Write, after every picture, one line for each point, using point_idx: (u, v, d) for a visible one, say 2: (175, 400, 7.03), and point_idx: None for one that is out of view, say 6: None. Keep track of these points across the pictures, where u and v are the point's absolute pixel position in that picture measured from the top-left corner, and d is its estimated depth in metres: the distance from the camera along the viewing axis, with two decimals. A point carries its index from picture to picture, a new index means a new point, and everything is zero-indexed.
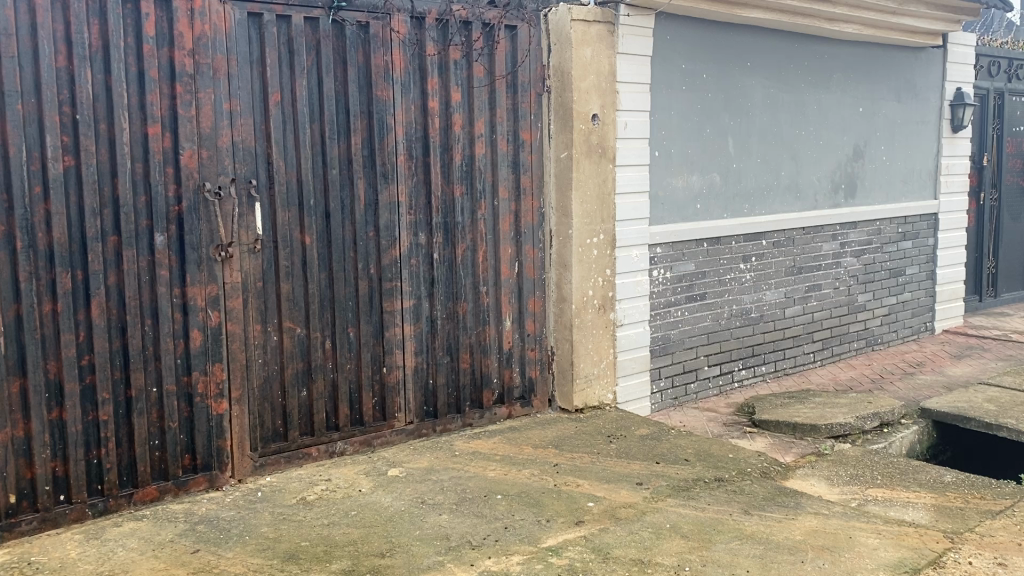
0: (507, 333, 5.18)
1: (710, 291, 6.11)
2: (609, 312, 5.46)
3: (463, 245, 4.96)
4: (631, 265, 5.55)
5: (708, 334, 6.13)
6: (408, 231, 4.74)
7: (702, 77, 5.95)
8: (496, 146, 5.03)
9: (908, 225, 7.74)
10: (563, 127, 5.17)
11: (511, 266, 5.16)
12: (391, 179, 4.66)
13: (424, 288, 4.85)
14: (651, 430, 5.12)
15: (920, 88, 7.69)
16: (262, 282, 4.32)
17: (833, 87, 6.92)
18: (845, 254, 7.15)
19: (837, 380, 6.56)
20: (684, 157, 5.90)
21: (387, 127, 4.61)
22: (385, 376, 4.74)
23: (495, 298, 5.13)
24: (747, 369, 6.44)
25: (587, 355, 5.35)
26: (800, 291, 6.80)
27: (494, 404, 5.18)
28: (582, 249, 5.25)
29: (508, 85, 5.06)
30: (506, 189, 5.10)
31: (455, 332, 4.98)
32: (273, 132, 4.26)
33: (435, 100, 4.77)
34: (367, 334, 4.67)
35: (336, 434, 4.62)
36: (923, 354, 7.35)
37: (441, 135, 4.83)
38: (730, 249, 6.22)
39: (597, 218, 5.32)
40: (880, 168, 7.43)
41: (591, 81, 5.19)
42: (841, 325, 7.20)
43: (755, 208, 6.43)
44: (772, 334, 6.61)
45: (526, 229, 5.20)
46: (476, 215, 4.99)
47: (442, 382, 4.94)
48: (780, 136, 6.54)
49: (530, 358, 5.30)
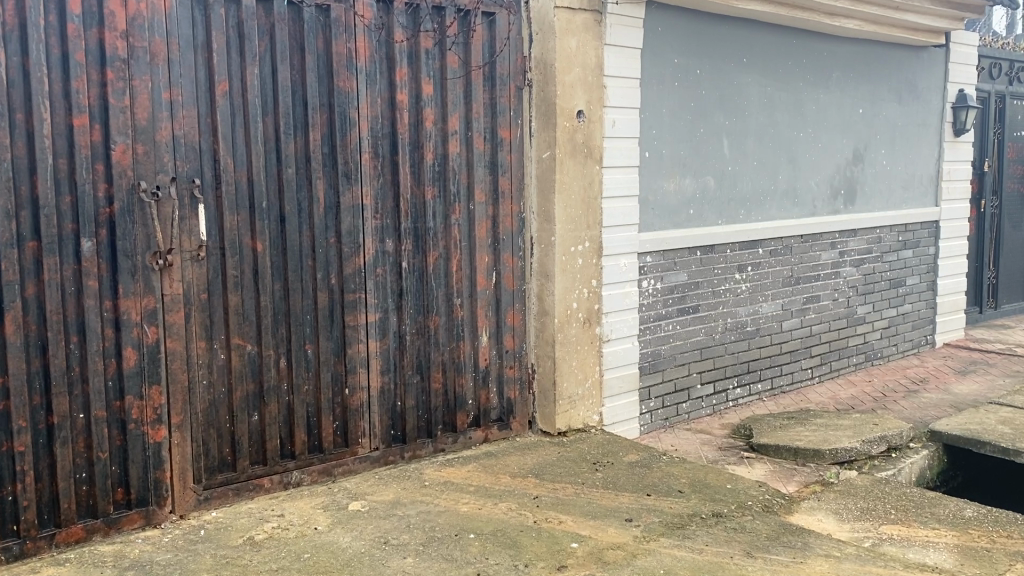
0: (483, 349, 4.72)
1: (703, 303, 5.69)
2: (595, 326, 5.02)
3: (435, 253, 4.51)
4: (619, 276, 5.13)
5: (701, 350, 5.70)
6: (374, 238, 4.29)
7: (695, 73, 5.54)
8: (472, 144, 4.59)
9: (908, 233, 7.35)
10: (546, 124, 4.74)
11: (488, 276, 4.71)
12: (356, 180, 4.21)
13: (391, 301, 4.39)
14: (641, 456, 4.68)
15: (921, 90, 7.31)
16: (207, 294, 3.85)
17: (833, 86, 6.53)
18: (844, 264, 6.75)
19: (837, 398, 6.15)
20: (676, 159, 5.48)
21: (351, 121, 4.16)
22: (348, 399, 4.28)
23: (470, 311, 4.67)
24: (742, 387, 6.02)
25: (571, 374, 4.91)
26: (798, 303, 6.39)
27: (468, 428, 4.72)
28: (565, 258, 4.82)
29: (485, 79, 4.62)
30: (483, 192, 4.65)
31: (426, 348, 4.52)
32: (219, 125, 3.80)
33: (405, 94, 4.33)
34: (327, 352, 4.21)
35: (292, 463, 4.15)
36: (926, 370, 6.95)
37: (411, 131, 4.38)
38: (724, 259, 5.80)
39: (581, 224, 4.88)
40: (881, 173, 7.04)
41: (576, 74, 4.76)
42: (840, 339, 6.79)
43: (751, 214, 6.02)
44: (768, 349, 6.19)
45: (505, 235, 4.75)
46: (450, 220, 4.54)
47: (411, 404, 4.48)
48: (777, 137, 6.14)
49: (508, 376, 4.84)
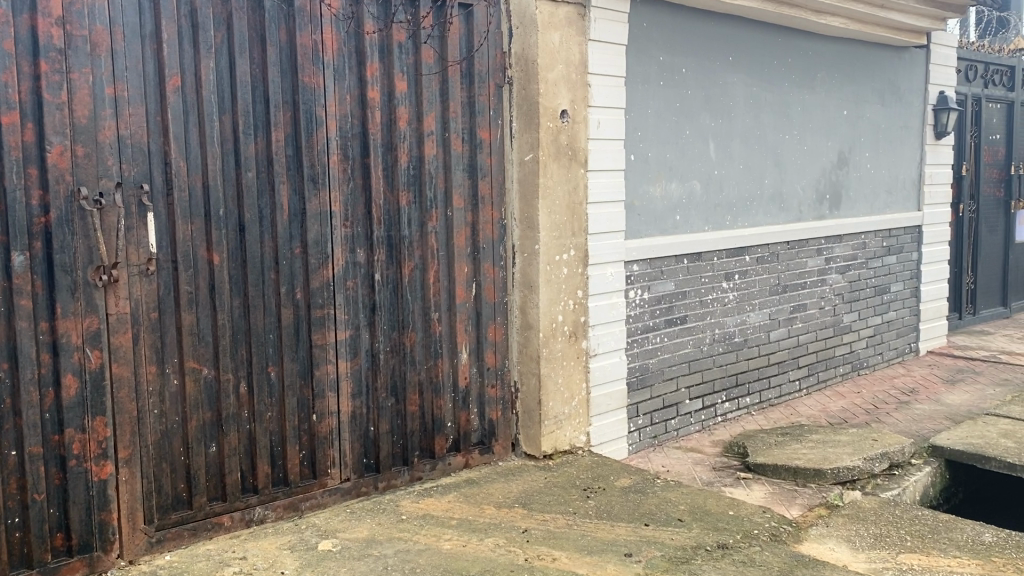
0: (463, 367, 4.37)
1: (691, 313, 5.39)
2: (581, 340, 4.69)
3: (410, 263, 4.14)
4: (605, 286, 4.81)
5: (689, 363, 5.40)
6: (343, 247, 3.92)
7: (681, 72, 5.25)
8: (450, 146, 4.24)
9: (893, 238, 7.16)
10: (528, 125, 4.41)
11: (468, 288, 4.37)
12: (323, 185, 3.83)
13: (363, 316, 4.01)
14: (634, 480, 4.36)
15: (903, 92, 7.13)
16: (157, 313, 3.44)
17: (817, 87, 6.30)
18: (830, 271, 6.52)
19: (828, 411, 5.90)
20: (662, 162, 5.18)
21: (318, 120, 3.79)
22: (316, 425, 3.90)
23: (448, 326, 4.32)
24: (731, 401, 5.74)
25: (557, 393, 4.57)
26: (785, 312, 6.13)
27: (447, 453, 4.36)
28: (550, 268, 4.48)
29: (462, 75, 4.27)
30: (461, 197, 4.30)
31: (401, 367, 4.15)
32: (170, 124, 3.40)
33: (377, 90, 3.97)
34: (292, 374, 3.83)
35: (254, 498, 3.76)
36: (914, 379, 6.75)
37: (384, 131, 4.01)
38: (712, 267, 5.52)
39: (566, 231, 4.56)
40: (865, 177, 6.83)
41: (560, 70, 4.44)
42: (827, 349, 6.56)
43: (737, 220, 5.75)
44: (756, 361, 5.92)
45: (485, 243, 4.41)
46: (426, 228, 4.18)
47: (385, 429, 4.11)
48: (763, 139, 5.88)
49: (490, 396, 4.49)
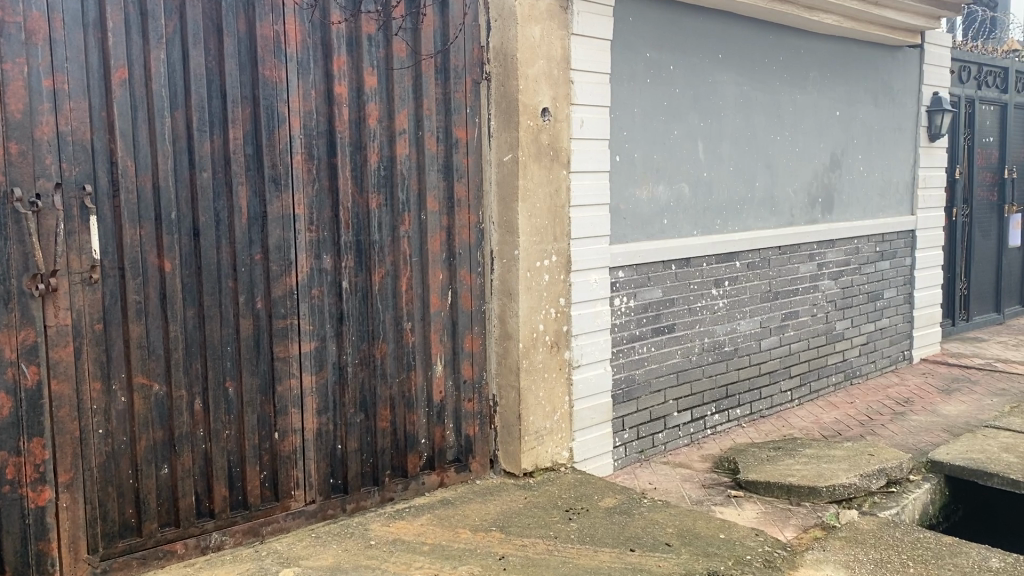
0: (438, 381, 4.11)
1: (679, 322, 5.15)
2: (563, 351, 4.45)
3: (381, 270, 3.88)
4: (589, 294, 4.57)
5: (677, 374, 5.16)
6: (308, 253, 3.66)
7: (668, 69, 5.02)
8: (423, 145, 3.98)
9: (886, 243, 6.95)
10: (507, 123, 4.16)
11: (443, 296, 4.11)
12: (286, 187, 3.57)
13: (329, 327, 3.75)
14: (620, 499, 4.11)
15: (897, 92, 6.93)
16: (102, 324, 3.17)
17: (809, 86, 6.08)
18: (822, 277, 6.30)
19: (821, 423, 5.68)
20: (649, 163, 4.95)
21: (280, 117, 3.53)
22: (278, 444, 3.64)
23: (422, 337, 4.06)
24: (720, 413, 5.51)
25: (538, 407, 4.32)
26: (776, 319, 5.90)
27: (421, 471, 4.09)
28: (530, 275, 4.23)
29: (437, 70, 4.01)
30: (436, 200, 4.05)
31: (371, 381, 3.89)
32: (116, 120, 3.13)
33: (345, 86, 3.70)
34: (252, 389, 3.56)
35: (211, 523, 3.48)
36: (908, 389, 6.54)
37: (352, 129, 3.75)
38: (701, 273, 5.28)
39: (548, 236, 4.31)
40: (858, 180, 6.62)
41: (541, 66, 4.19)
42: (819, 358, 6.34)
43: (727, 224, 5.52)
44: (747, 370, 5.69)
45: (462, 249, 4.16)
46: (398, 233, 3.92)
47: (354, 446, 3.84)
48: (754, 140, 5.66)
49: (467, 411, 4.24)
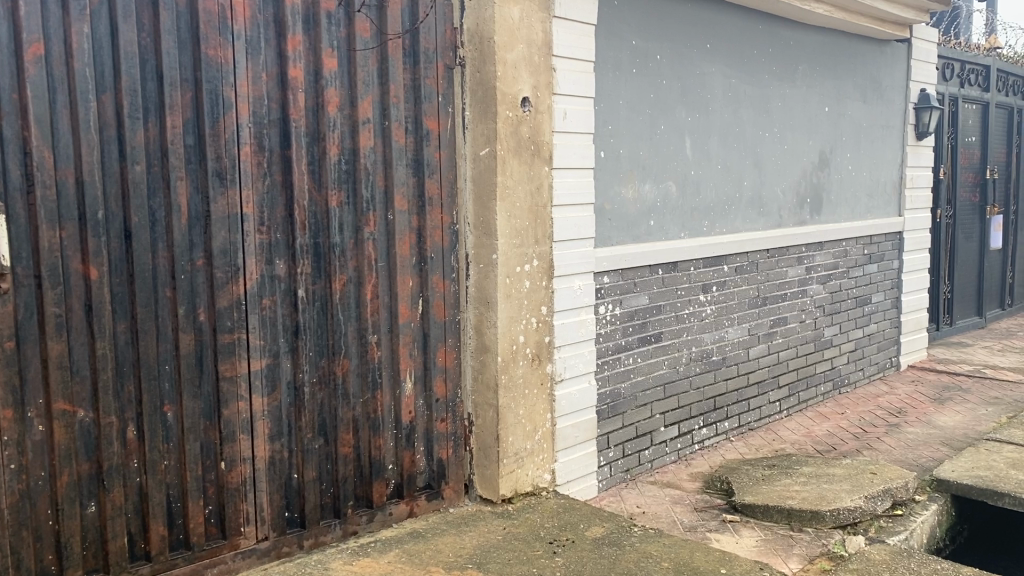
0: (407, 400, 3.69)
1: (666, 330, 4.78)
2: (545, 364, 4.05)
3: (342, 277, 3.46)
4: (572, 301, 4.18)
5: (664, 386, 4.79)
6: (258, 258, 3.22)
7: (655, 58, 4.65)
8: (390, 136, 3.56)
9: (874, 245, 6.66)
10: (483, 114, 3.76)
11: (412, 304, 3.69)
12: (233, 182, 3.14)
13: (284, 341, 3.32)
14: (608, 529, 3.73)
15: (885, 89, 6.65)
16: (14, 342, 2.71)
17: (799, 80, 5.76)
18: (811, 281, 5.97)
19: (813, 436, 5.35)
20: (634, 160, 4.57)
21: (225, 103, 3.10)
22: (224, 475, 3.20)
23: (389, 351, 3.64)
24: (709, 427, 5.15)
25: (518, 426, 3.93)
26: (765, 326, 5.56)
27: (388, 501, 3.68)
28: (509, 281, 3.84)
29: (405, 53, 3.60)
30: (404, 198, 3.63)
31: (331, 402, 3.47)
32: (31, 104, 2.68)
33: (300, 69, 3.28)
34: (194, 414, 3.12)
35: (146, 567, 3.03)
36: (899, 398, 6.25)
37: (309, 117, 3.32)
38: (688, 278, 4.92)
39: (529, 238, 3.91)
40: (846, 179, 6.33)
41: (521, 51, 3.79)
42: (808, 366, 6.02)
43: (715, 225, 5.17)
44: (735, 381, 5.34)
45: (434, 253, 3.75)
46: (361, 234, 3.50)
47: (312, 476, 3.42)
48: (742, 137, 5.32)
49: (439, 432, 3.82)
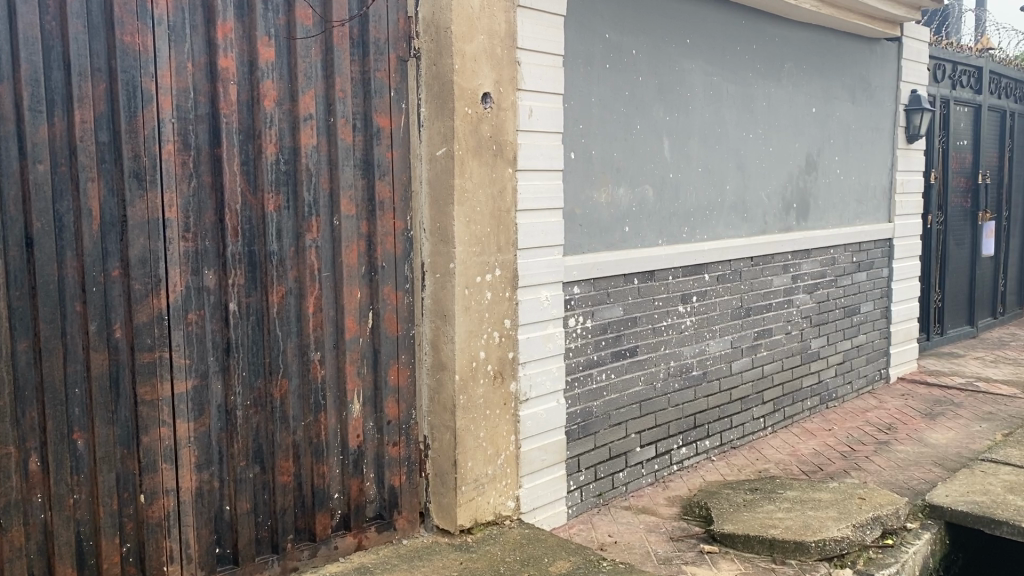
0: (354, 423, 3.38)
1: (642, 344, 4.48)
2: (508, 382, 3.75)
3: (281, 290, 3.14)
4: (539, 314, 3.88)
5: (640, 404, 4.48)
6: (183, 268, 2.90)
7: (631, 53, 4.35)
8: (335, 134, 3.24)
9: (862, 252, 6.38)
10: (439, 111, 3.46)
11: (361, 318, 3.38)
12: (153, 183, 2.81)
13: (214, 360, 3.00)
14: (575, 563, 3.42)
15: (874, 89, 6.37)
16: None
17: (784, 79, 5.48)
18: (797, 290, 5.69)
19: (798, 456, 5.07)
20: (608, 161, 4.27)
21: (145, 96, 2.77)
22: (144, 509, 2.87)
23: (334, 370, 3.33)
24: (688, 446, 4.85)
25: (478, 450, 3.62)
26: (749, 339, 5.26)
27: (333, 534, 3.36)
28: (468, 293, 3.53)
29: (352, 43, 3.28)
30: (352, 202, 3.31)
31: (268, 427, 3.15)
32: None
33: (232, 58, 2.96)
34: (108, 443, 2.79)
35: None
36: (888, 413, 5.97)
37: (243, 113, 3.01)
38: (666, 287, 4.62)
39: (490, 246, 3.61)
40: (834, 184, 6.05)
41: (481, 43, 3.49)
42: (794, 380, 5.73)
43: (695, 232, 4.87)
44: (717, 397, 5.04)
45: (385, 261, 3.43)
46: (302, 241, 3.19)
47: (246, 508, 3.10)
48: (724, 138, 5.03)
49: (390, 457, 3.51)
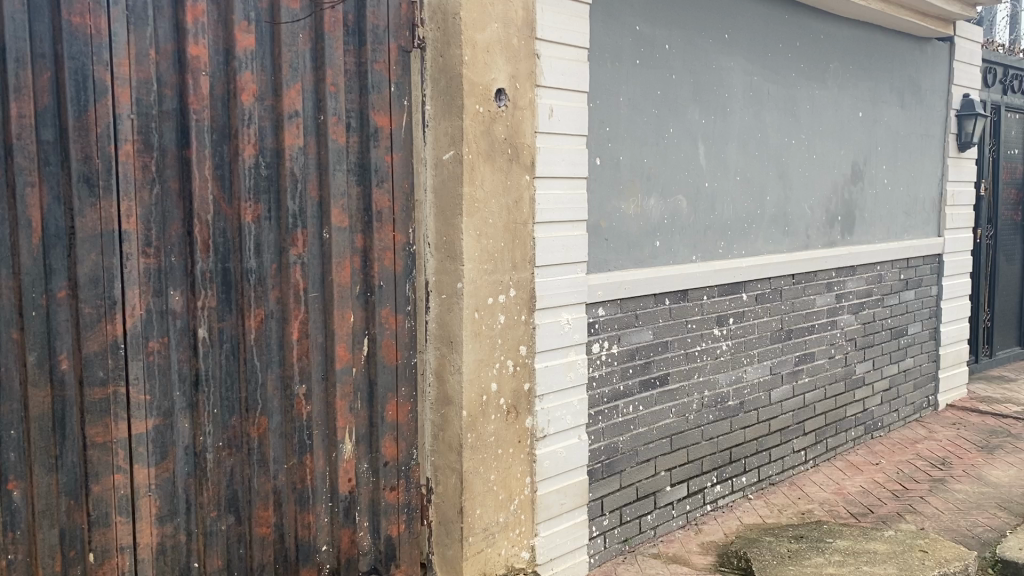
0: (345, 466, 2.96)
1: (673, 371, 4.02)
2: (523, 418, 3.30)
3: (259, 313, 2.72)
4: (559, 339, 3.43)
5: (671, 438, 4.02)
6: (143, 288, 2.48)
7: (663, 48, 3.91)
8: (326, 135, 2.83)
9: (911, 269, 5.88)
10: (447, 109, 3.03)
11: (355, 345, 2.96)
12: (107, 189, 2.39)
13: (180, 395, 2.58)
14: None
15: (925, 92, 5.88)
16: None
17: (830, 80, 5.00)
18: (841, 311, 5.20)
19: (845, 495, 4.59)
20: (637, 168, 3.83)
21: (98, 87, 2.35)
22: (94, 571, 2.45)
23: (323, 405, 2.91)
24: (723, 483, 4.38)
25: (488, 496, 3.18)
26: (789, 364, 4.79)
27: None
28: (478, 316, 3.09)
29: (346, 30, 2.87)
30: (344, 213, 2.90)
31: (245, 472, 2.73)
32: None
33: (203, 45, 2.54)
34: (50, 493, 2.36)
35: None
36: (940, 445, 5.47)
37: (217, 108, 2.59)
38: (700, 308, 4.16)
39: (504, 263, 3.17)
40: (881, 194, 5.56)
41: (495, 32, 3.06)
42: (838, 409, 5.24)
43: (732, 247, 4.41)
44: (755, 428, 4.56)
45: (383, 281, 3.01)
46: (286, 258, 2.77)
47: (217, 566, 2.68)
48: (764, 143, 4.57)
49: (387, 504, 3.08)
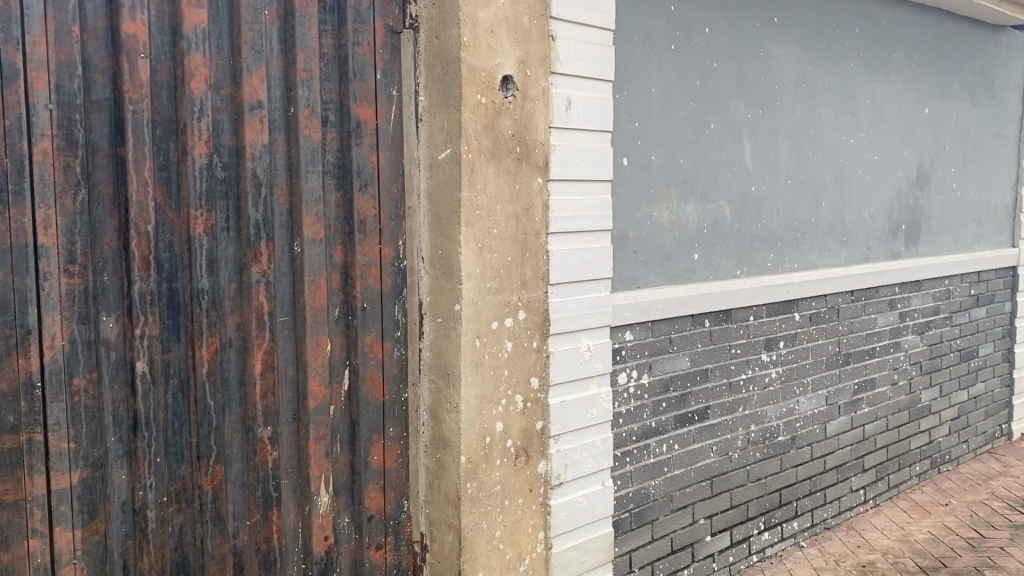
0: (321, 522, 2.51)
1: (714, 404, 3.50)
2: (535, 463, 2.82)
3: (214, 341, 2.28)
4: (578, 370, 2.95)
5: (711, 481, 3.51)
6: (65, 315, 2.04)
7: (703, 33, 3.41)
8: (297, 130, 2.39)
9: (982, 283, 5.27)
10: (444, 100, 2.57)
11: (333, 378, 2.51)
12: (19, 195, 1.97)
13: (114, 443, 2.13)
14: None
15: (998, 86, 5.28)
16: None
17: (892, 71, 4.45)
18: (905, 331, 4.63)
19: (911, 543, 4.03)
20: (671, 171, 3.33)
21: (5, 71, 1.93)
22: None
23: (294, 450, 2.47)
24: (771, 530, 3.84)
25: (493, 557, 2.71)
26: (847, 393, 4.23)
27: None
28: (481, 344, 2.63)
29: (323, 7, 2.42)
30: (320, 223, 2.45)
31: (197, 532, 2.29)
32: None
33: (143, 22, 2.11)
34: None
35: None
36: (1018, 483, 4.86)
37: (160, 97, 2.15)
38: (745, 330, 3.64)
39: (512, 281, 2.70)
40: (949, 200, 4.98)
41: (501, 11, 2.59)
42: (902, 441, 4.67)
43: (782, 260, 3.88)
44: (809, 466, 4.02)
45: (367, 302, 2.56)
46: (247, 276, 2.33)
47: None
48: (818, 142, 4.03)
49: (373, 565, 2.64)
